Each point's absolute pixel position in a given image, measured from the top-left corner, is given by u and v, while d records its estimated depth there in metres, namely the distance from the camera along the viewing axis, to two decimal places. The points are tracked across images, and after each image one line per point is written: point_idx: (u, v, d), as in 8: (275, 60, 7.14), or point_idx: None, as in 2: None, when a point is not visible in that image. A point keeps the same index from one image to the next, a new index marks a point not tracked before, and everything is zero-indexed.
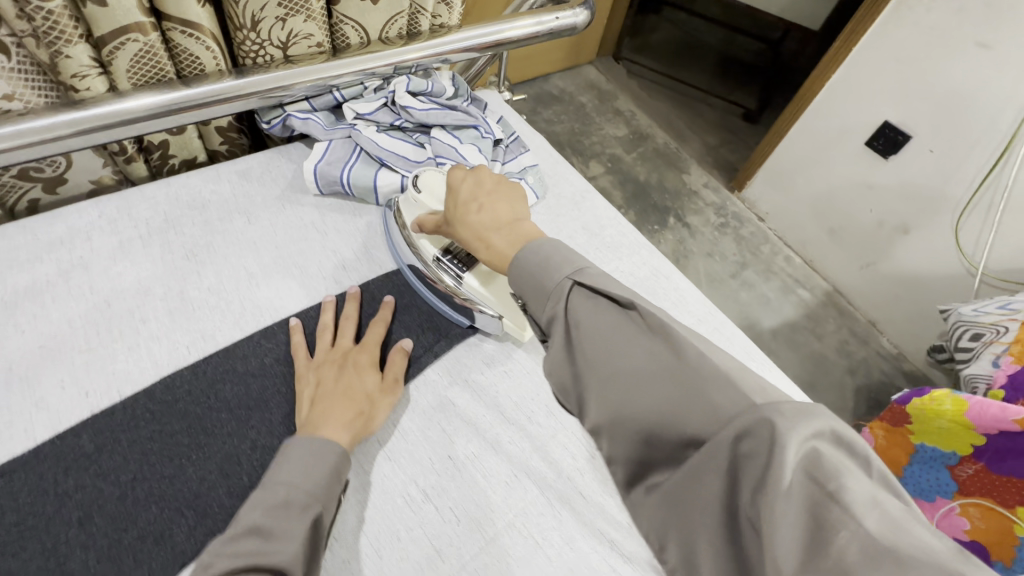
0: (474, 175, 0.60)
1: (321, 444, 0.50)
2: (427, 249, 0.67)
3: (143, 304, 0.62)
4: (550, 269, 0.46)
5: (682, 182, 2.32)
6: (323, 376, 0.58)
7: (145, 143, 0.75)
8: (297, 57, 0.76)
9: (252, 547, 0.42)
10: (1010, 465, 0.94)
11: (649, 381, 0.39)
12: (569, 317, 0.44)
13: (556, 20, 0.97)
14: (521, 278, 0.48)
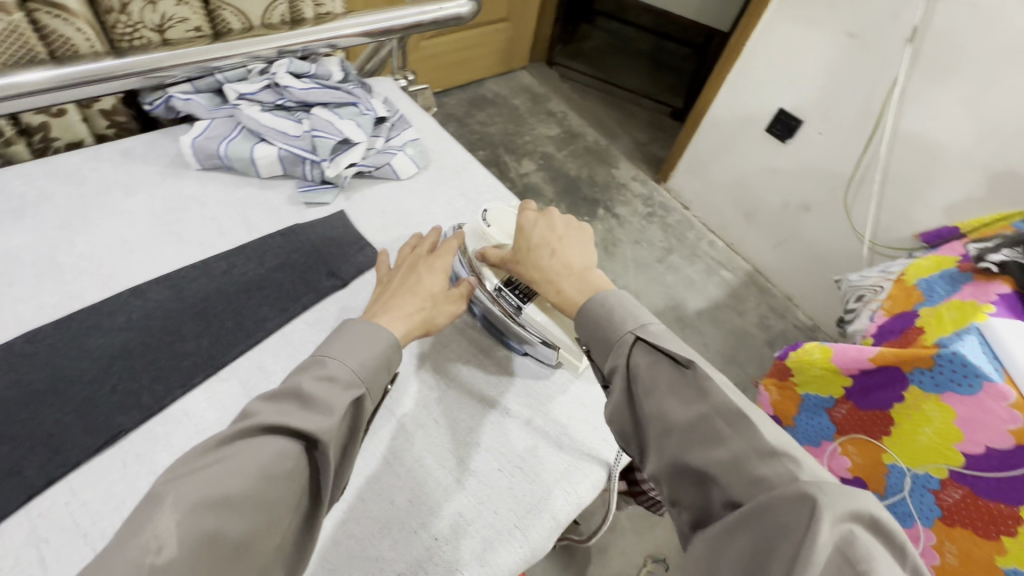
0: (544, 218, 0.66)
1: (376, 330, 0.54)
2: (489, 279, 0.69)
3: (12, 269, 0.64)
4: (614, 322, 0.55)
5: (611, 176, 2.43)
6: (397, 279, 0.63)
7: (24, 125, 0.78)
8: (176, 40, 0.81)
9: (290, 409, 0.45)
10: (874, 399, 1.00)
11: (709, 439, 0.44)
12: (627, 365, 0.51)
13: (441, 10, 1.04)
14: (589, 328, 0.56)
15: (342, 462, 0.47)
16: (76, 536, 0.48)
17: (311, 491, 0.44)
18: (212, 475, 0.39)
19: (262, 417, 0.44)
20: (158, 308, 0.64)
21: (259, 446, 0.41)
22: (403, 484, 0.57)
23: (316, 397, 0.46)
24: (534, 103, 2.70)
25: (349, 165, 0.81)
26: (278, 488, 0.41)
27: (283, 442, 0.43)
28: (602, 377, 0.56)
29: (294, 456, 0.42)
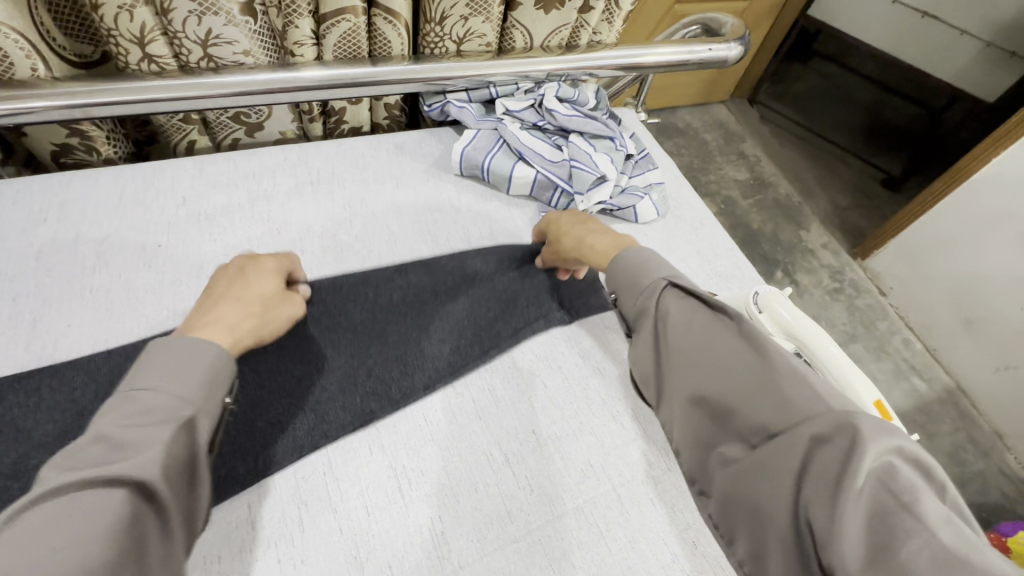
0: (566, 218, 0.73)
1: (196, 343, 0.46)
2: None
3: (304, 238, 0.73)
4: (647, 271, 0.58)
5: (798, 238, 2.19)
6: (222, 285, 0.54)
7: (328, 107, 0.89)
8: (468, 53, 0.85)
9: (95, 458, 0.37)
10: None
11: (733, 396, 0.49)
12: (656, 309, 0.55)
13: (709, 50, 0.99)
14: (618, 277, 0.60)
15: (190, 494, 0.42)
16: (329, 508, 0.53)
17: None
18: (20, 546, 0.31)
19: (60, 475, 0.35)
20: (412, 305, 0.69)
21: (67, 510, 0.34)
22: (614, 563, 0.54)
23: (127, 440, 0.38)
24: (726, 141, 2.52)
25: (598, 202, 0.80)
26: (105, 552, 0.33)
27: (106, 497, 0.35)
28: (630, 327, 0.61)
29: (126, 520, 0.35)
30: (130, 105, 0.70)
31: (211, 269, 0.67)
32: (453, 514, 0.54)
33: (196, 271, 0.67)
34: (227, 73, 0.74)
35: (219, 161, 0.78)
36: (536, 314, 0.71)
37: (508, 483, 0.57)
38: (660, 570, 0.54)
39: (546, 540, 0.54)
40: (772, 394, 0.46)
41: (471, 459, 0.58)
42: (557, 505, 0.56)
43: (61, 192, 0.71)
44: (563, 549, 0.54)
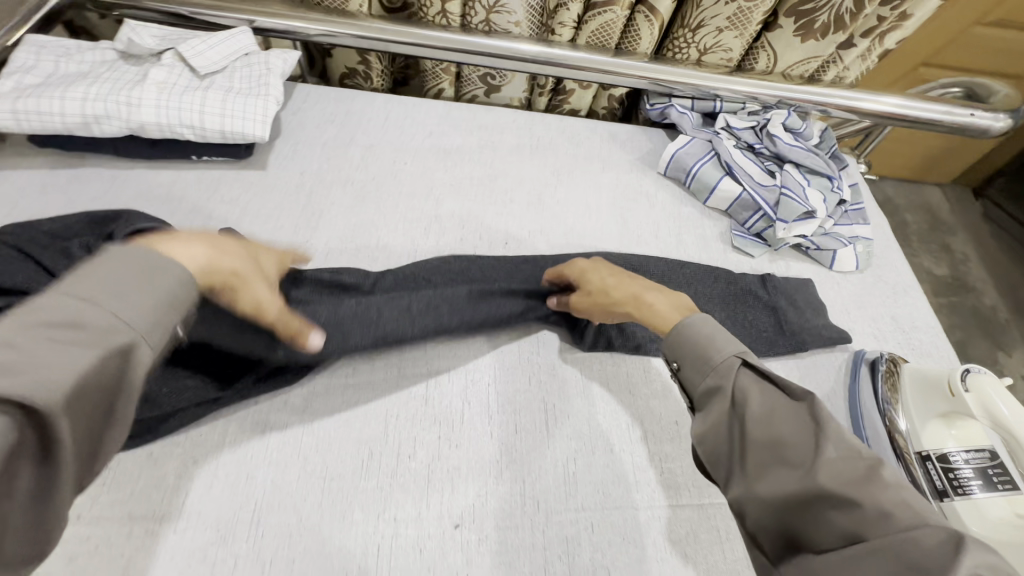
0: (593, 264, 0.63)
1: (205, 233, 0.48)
2: (919, 439, 0.59)
3: (513, 190, 0.82)
4: (715, 344, 0.49)
5: (991, 359, 1.87)
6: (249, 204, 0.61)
7: (560, 85, 0.98)
8: (708, 63, 0.88)
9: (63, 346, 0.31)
10: None
11: (788, 462, 0.41)
12: (733, 390, 0.46)
13: (970, 116, 0.90)
14: (679, 345, 0.50)
15: (121, 402, 0.34)
16: (485, 414, 0.60)
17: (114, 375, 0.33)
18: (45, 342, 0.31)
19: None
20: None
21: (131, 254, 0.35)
22: (726, 567, 0.54)
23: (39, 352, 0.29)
24: (930, 229, 2.22)
25: (797, 235, 0.78)
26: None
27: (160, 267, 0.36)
28: (692, 399, 0.50)
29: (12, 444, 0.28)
30: (419, 48, 0.85)
31: (438, 194, 0.79)
32: (587, 462, 0.59)
33: (426, 192, 0.80)
34: (496, 37, 0.86)
35: (463, 110, 0.91)
36: (704, 318, 0.71)
37: (640, 457, 0.60)
38: None
39: (667, 521, 0.56)
40: (807, 447, 0.41)
41: (612, 423, 0.62)
42: (680, 495, 0.58)
43: (348, 104, 0.88)
44: (680, 535, 0.56)
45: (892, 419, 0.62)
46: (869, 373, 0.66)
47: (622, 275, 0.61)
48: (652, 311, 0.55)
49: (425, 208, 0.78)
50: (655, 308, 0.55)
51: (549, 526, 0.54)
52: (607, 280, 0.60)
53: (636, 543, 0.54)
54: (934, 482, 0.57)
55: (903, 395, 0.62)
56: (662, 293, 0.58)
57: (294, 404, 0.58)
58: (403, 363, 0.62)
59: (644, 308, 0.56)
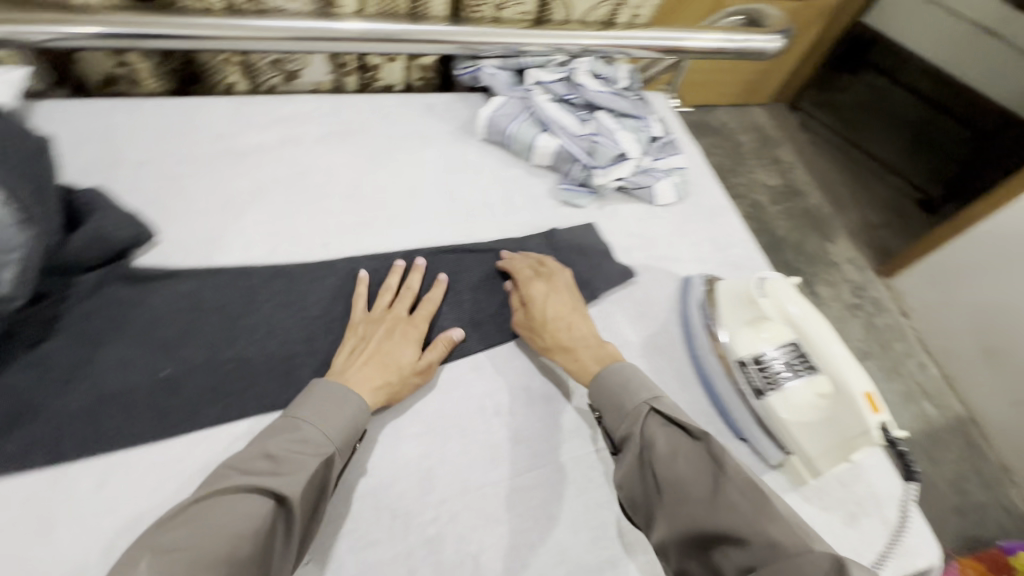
0: (544, 295, 0.65)
1: (349, 394, 0.54)
2: (736, 348, 0.63)
3: (328, 184, 0.75)
4: (629, 391, 0.55)
5: (823, 250, 2.12)
6: (370, 345, 0.59)
7: (364, 62, 0.91)
8: (506, 19, 0.87)
9: (261, 469, 0.47)
10: None
11: (706, 506, 0.45)
12: (641, 435, 0.51)
13: (749, 40, 0.97)
14: (600, 395, 0.56)
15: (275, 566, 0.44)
16: None
17: (322, 481, 0.49)
18: (274, 428, 0.51)
19: (234, 478, 0.46)
20: (432, 266, 0.71)
21: (338, 385, 0.54)
22: (587, 517, 0.56)
23: (285, 459, 0.48)
24: (761, 146, 2.46)
25: (616, 179, 0.81)
26: (249, 550, 0.43)
27: (355, 397, 0.54)
28: (612, 444, 0.56)
29: (264, 525, 0.44)
30: (178, 40, 0.73)
31: (238, 202, 0.71)
32: (440, 454, 0.57)
33: (224, 202, 0.70)
34: (271, 17, 0.77)
35: (255, 103, 0.81)
36: None
37: (495, 434, 0.59)
38: (632, 530, 0.56)
39: (526, 487, 0.57)
40: (708, 489, 0.46)
41: (464, 408, 0.61)
42: (538, 458, 0.59)
43: (108, 117, 0.75)
44: (539, 500, 0.56)
45: (715, 334, 0.66)
46: (693, 296, 0.71)
47: (564, 309, 0.64)
48: (579, 366, 0.60)
49: (224, 222, 0.69)
50: (579, 360, 0.60)
51: (408, 531, 0.52)
52: (546, 324, 0.63)
53: (498, 521, 0.54)
54: (752, 382, 0.61)
55: (720, 309, 0.67)
56: (594, 344, 0.61)
57: (86, 487, 0.50)
58: (225, 405, 0.56)
59: (573, 362, 0.61)
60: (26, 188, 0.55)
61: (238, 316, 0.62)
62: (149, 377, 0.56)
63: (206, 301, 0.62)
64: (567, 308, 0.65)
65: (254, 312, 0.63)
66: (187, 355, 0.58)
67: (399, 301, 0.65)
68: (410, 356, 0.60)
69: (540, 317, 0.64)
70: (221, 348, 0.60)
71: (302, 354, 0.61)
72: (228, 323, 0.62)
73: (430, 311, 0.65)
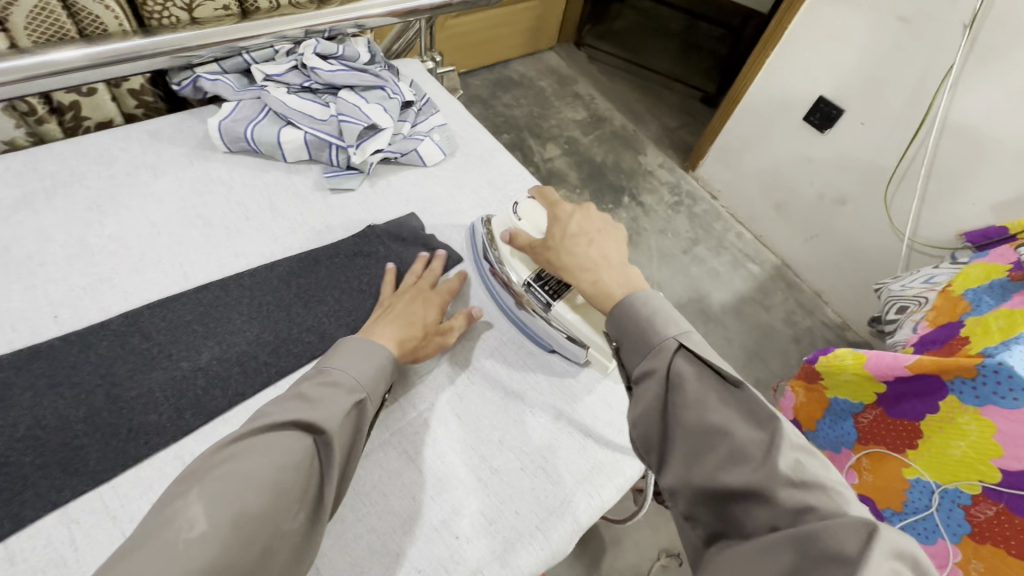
0: (578, 216, 0.64)
1: (377, 346, 0.57)
2: (520, 272, 0.68)
3: (43, 250, 0.65)
4: (654, 327, 0.50)
5: (637, 163, 2.33)
6: (397, 307, 0.64)
7: (55, 103, 0.78)
8: (204, 19, 0.80)
9: (297, 408, 0.48)
10: (904, 408, 0.93)
11: (740, 457, 0.41)
12: (667, 372, 0.47)
13: None
14: (619, 324, 0.52)
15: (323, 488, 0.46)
16: (109, 518, 0.49)
17: (356, 426, 0.51)
18: (306, 375, 0.53)
19: (280, 417, 0.47)
20: (192, 306, 0.64)
21: (366, 340, 0.57)
22: (424, 478, 0.56)
23: (318, 399, 0.50)
24: (560, 86, 2.60)
25: (375, 152, 0.80)
26: (291, 480, 0.43)
27: (381, 349, 0.57)
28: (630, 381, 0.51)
29: (307, 461, 0.45)
30: None
31: None
32: None
33: None
34: None
35: None
36: (325, 272, 0.71)
37: None
38: (470, 471, 0.57)
39: (356, 476, 0.55)
40: (746, 447, 0.41)
41: None
42: (363, 445, 0.57)
43: None
44: (372, 482, 0.55)
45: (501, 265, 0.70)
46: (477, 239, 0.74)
47: (589, 232, 0.62)
48: (599, 283, 0.56)
49: None
50: (602, 281, 0.56)
51: None
52: (564, 242, 0.61)
53: (334, 521, 0.52)
54: (539, 298, 0.66)
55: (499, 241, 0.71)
56: (614, 265, 0.58)
57: None
58: None
59: (592, 284, 0.56)
60: None
61: None
62: None
63: None
64: (602, 234, 0.62)
65: (12, 407, 0.53)
66: None
67: (446, 284, 0.70)
68: (430, 317, 0.64)
69: (567, 240, 0.61)
70: None
71: (72, 436, 0.53)
72: None
73: (451, 285, 0.70)
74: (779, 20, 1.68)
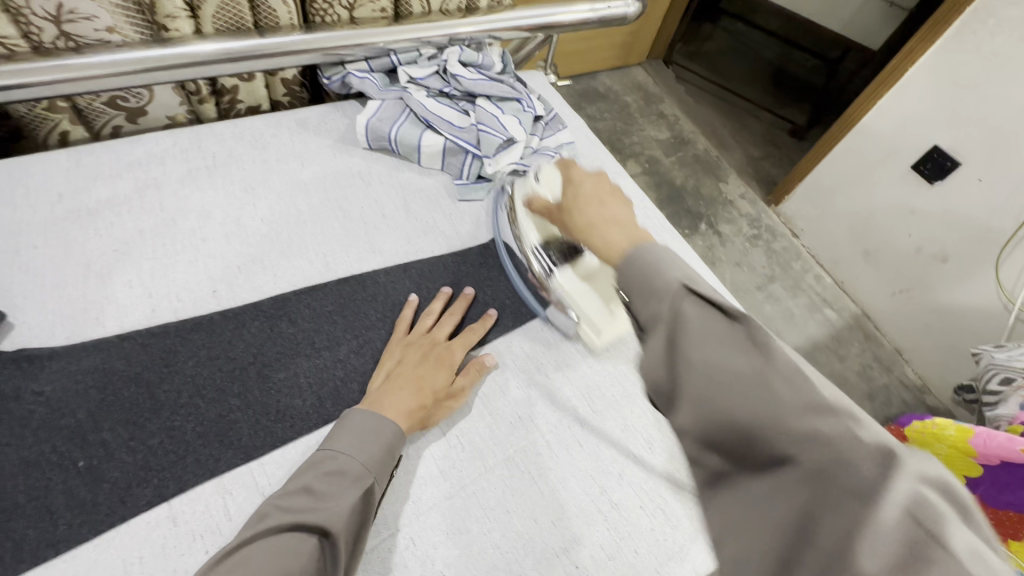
0: (592, 177, 0.51)
1: (381, 425, 0.53)
2: (530, 236, 0.72)
3: (204, 225, 0.69)
4: (659, 269, 0.37)
5: (718, 191, 2.25)
6: (407, 364, 0.60)
7: (218, 86, 0.83)
8: (363, 20, 0.84)
9: (301, 505, 0.47)
10: (1009, 499, 0.80)
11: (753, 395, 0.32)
12: (674, 311, 0.35)
13: (608, 8, 1.00)
14: (625, 271, 0.39)
15: None
16: (257, 494, 0.52)
17: (363, 513, 0.49)
18: (310, 461, 0.51)
19: (278, 516, 0.46)
20: (333, 297, 0.66)
21: (371, 413, 0.54)
22: (546, 501, 0.56)
23: (325, 493, 0.48)
24: (646, 103, 2.55)
25: (508, 164, 0.81)
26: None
27: (389, 425, 0.53)
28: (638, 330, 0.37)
29: (313, 564, 0.43)
30: None
31: (100, 267, 0.62)
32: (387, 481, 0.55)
33: (83, 271, 0.62)
34: (91, 52, 0.68)
35: (97, 151, 0.72)
36: (454, 278, 0.72)
37: (440, 446, 0.58)
38: (589, 501, 0.57)
39: (481, 490, 0.56)
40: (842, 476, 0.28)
41: None
42: (487, 459, 0.58)
43: None
44: (496, 498, 0.56)
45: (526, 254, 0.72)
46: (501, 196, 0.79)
47: (600, 197, 0.49)
48: (607, 247, 0.43)
49: (87, 292, 0.60)
50: (608, 245, 0.43)
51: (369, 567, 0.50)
52: (574, 207, 0.49)
53: (458, 531, 0.53)
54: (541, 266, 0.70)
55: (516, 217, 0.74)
56: (627, 224, 0.44)
57: None
58: (143, 490, 0.50)
59: (596, 245, 0.44)
60: None
61: (141, 388, 0.55)
62: (61, 474, 0.49)
63: (92, 380, 0.55)
64: (609, 193, 0.50)
65: (176, 373, 0.57)
66: (104, 437, 0.52)
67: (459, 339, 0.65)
68: (442, 381, 0.60)
69: (574, 202, 0.50)
70: (131, 428, 0.53)
71: (237, 409, 0.56)
72: (135, 398, 0.55)
73: (469, 337, 0.65)
74: (897, 63, 1.60)
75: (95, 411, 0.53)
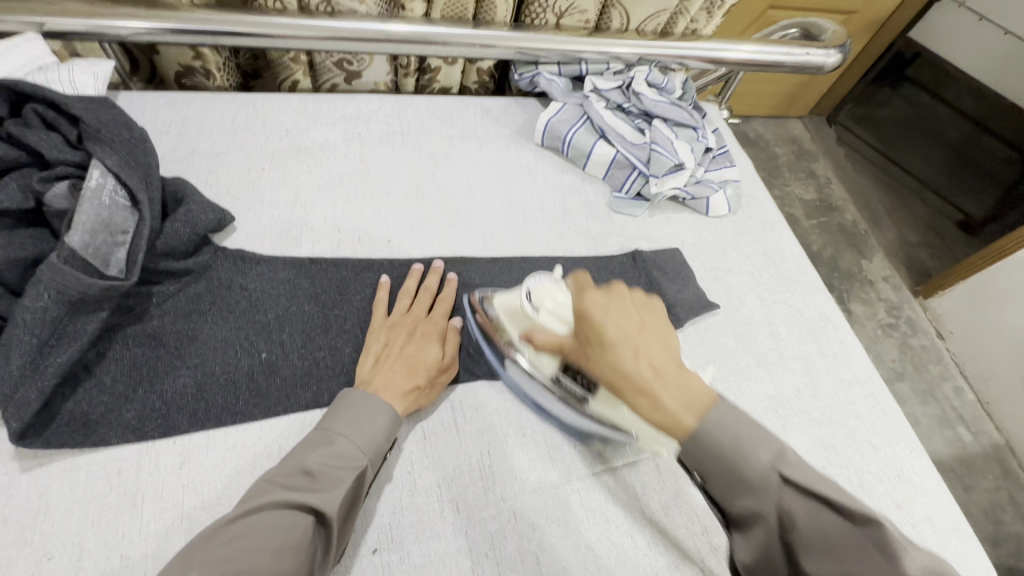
0: (614, 301, 0.49)
1: (378, 402, 0.53)
2: (545, 367, 0.57)
3: (390, 182, 0.77)
4: (748, 454, 0.41)
5: (858, 266, 2.04)
6: (394, 345, 0.60)
7: (424, 64, 0.93)
8: (566, 26, 0.90)
9: (298, 485, 0.46)
10: None
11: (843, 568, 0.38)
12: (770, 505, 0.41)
13: (807, 55, 0.96)
14: (705, 460, 0.43)
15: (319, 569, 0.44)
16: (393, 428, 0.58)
17: (355, 493, 0.49)
18: (309, 442, 0.50)
19: (275, 491, 0.45)
20: (482, 272, 0.71)
21: (367, 393, 0.54)
22: (645, 522, 0.56)
23: (322, 474, 0.47)
24: (797, 158, 2.38)
25: (671, 188, 0.82)
26: (296, 562, 0.42)
27: (386, 407, 0.53)
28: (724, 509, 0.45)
29: (308, 545, 0.43)
30: (253, 37, 0.74)
31: (305, 197, 0.72)
32: (502, 451, 0.58)
33: (292, 197, 0.72)
34: (342, 17, 0.79)
35: (321, 101, 0.83)
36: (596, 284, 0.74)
37: (555, 436, 0.60)
38: (687, 537, 0.56)
39: (586, 489, 0.57)
40: None
41: (522, 406, 0.62)
42: (597, 463, 0.59)
43: (182, 109, 0.77)
44: (598, 502, 0.57)
45: (546, 386, 0.58)
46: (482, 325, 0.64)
47: (630, 331, 0.47)
48: (661, 411, 0.43)
49: (292, 215, 0.71)
50: (663, 409, 0.43)
51: (471, 525, 0.53)
52: (607, 347, 0.46)
53: (558, 521, 0.55)
54: (572, 390, 0.57)
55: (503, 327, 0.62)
56: (672, 374, 0.45)
57: (170, 461, 0.51)
58: (304, 392, 0.58)
59: (653, 409, 0.44)
60: (139, 180, 0.58)
61: (318, 305, 0.64)
62: (247, 358, 0.58)
63: (284, 289, 0.64)
64: (636, 324, 0.48)
65: (346, 301, 0.65)
66: (284, 338, 0.61)
67: (439, 311, 0.65)
68: (433, 354, 0.60)
69: (606, 354, 0.46)
70: (304, 337, 0.61)
71: None
72: (312, 313, 0.63)
73: (448, 308, 0.65)
74: None
75: (282, 314, 0.62)
